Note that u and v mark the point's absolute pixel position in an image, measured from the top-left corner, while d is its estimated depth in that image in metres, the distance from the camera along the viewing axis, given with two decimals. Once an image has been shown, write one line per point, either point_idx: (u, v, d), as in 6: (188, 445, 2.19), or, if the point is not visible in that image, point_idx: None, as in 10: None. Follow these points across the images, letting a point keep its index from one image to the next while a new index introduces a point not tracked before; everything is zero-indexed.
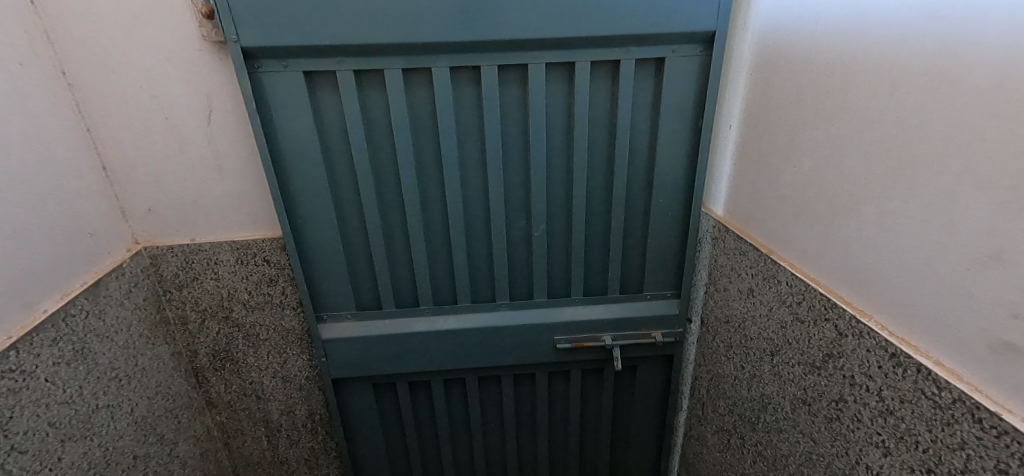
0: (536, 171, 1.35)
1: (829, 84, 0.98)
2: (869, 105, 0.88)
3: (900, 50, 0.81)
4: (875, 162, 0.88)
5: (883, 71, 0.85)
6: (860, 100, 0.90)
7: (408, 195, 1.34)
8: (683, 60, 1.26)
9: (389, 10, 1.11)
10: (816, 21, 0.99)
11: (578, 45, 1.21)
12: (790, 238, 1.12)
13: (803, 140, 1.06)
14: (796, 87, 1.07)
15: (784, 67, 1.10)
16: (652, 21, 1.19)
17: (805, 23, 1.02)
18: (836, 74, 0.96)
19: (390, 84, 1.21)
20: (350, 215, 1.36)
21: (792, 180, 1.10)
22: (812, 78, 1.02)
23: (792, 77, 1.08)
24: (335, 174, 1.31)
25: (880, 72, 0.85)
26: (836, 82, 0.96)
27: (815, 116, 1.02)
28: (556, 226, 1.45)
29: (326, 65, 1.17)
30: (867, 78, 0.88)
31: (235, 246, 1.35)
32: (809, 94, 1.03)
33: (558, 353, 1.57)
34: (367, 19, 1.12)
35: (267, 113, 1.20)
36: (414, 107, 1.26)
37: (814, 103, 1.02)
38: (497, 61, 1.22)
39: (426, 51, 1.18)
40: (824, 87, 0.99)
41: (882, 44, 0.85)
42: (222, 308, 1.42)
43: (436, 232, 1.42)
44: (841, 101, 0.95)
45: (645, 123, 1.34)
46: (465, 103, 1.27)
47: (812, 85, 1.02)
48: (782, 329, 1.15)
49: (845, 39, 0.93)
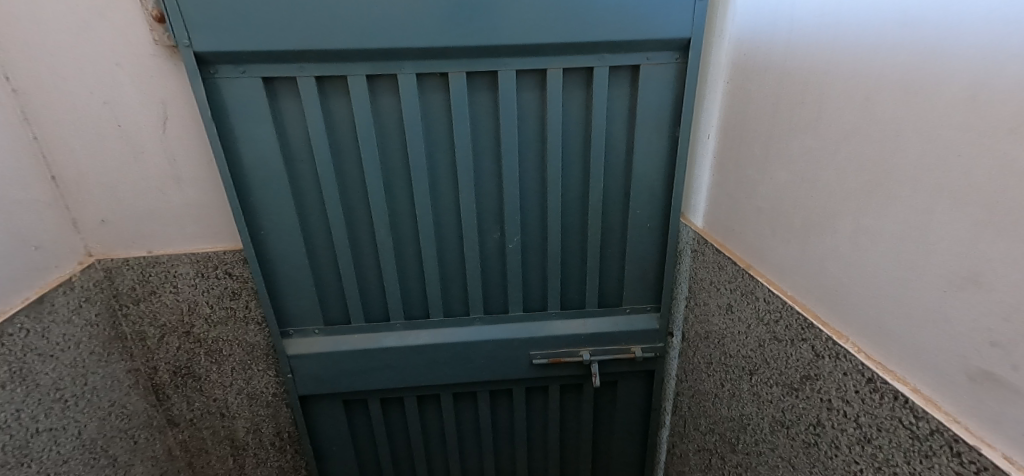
0: (508, 180, 1.31)
1: (805, 94, 0.94)
2: (845, 116, 0.84)
3: (874, 59, 0.77)
4: (851, 176, 0.83)
5: (857, 82, 0.81)
6: (836, 109, 0.86)
7: (376, 206, 1.29)
8: (659, 68, 1.22)
9: (350, 15, 1.07)
10: (791, 28, 0.95)
11: (550, 51, 1.17)
12: (768, 253, 1.08)
13: (779, 152, 1.02)
14: (773, 96, 1.03)
15: (760, 76, 1.06)
16: (626, 27, 1.15)
17: (781, 30, 0.98)
18: (812, 83, 0.91)
19: (354, 91, 1.16)
20: (315, 226, 1.31)
21: (769, 193, 1.06)
22: (788, 87, 0.98)
23: (768, 86, 1.04)
24: (299, 185, 1.26)
25: (856, 82, 0.81)
26: (811, 92, 0.92)
27: (792, 127, 0.98)
28: (531, 238, 1.41)
29: (286, 72, 1.12)
30: (842, 88, 0.84)
31: (194, 259, 1.29)
32: (785, 103, 0.99)
33: (535, 369, 1.52)
34: (327, 23, 1.07)
35: (225, 121, 1.15)
36: (380, 115, 1.22)
37: (790, 114, 0.98)
38: (465, 68, 1.18)
39: (390, 57, 1.14)
40: (800, 97, 0.95)
41: (856, 54, 0.81)
42: (183, 323, 1.36)
43: (406, 243, 1.37)
44: (816, 112, 0.91)
45: (621, 132, 1.30)
46: (433, 110, 1.23)
47: (788, 94, 0.98)
48: (760, 348, 1.10)
49: (820, 48, 0.88)
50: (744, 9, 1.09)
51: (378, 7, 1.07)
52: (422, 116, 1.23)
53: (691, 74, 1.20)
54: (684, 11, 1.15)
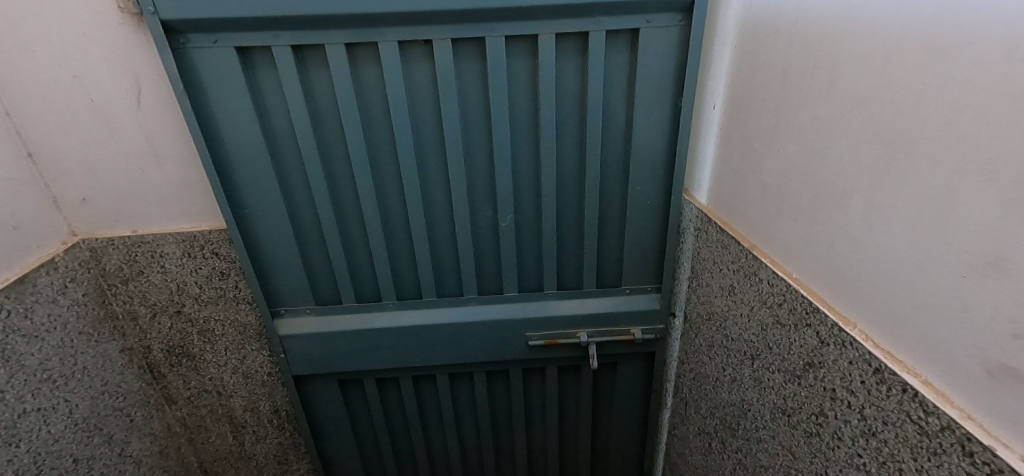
0: (499, 155, 1.24)
1: (817, 60, 0.85)
2: (861, 81, 0.76)
3: (893, 17, 0.69)
4: (864, 148, 0.76)
5: (874, 43, 0.73)
6: (850, 74, 0.78)
7: (362, 183, 1.25)
8: (659, 32, 1.13)
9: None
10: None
11: (540, 15, 1.09)
12: (773, 232, 1.00)
13: (787, 122, 0.94)
14: (781, 60, 0.94)
15: (769, 38, 0.97)
16: None
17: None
18: (825, 46, 0.83)
19: (333, 61, 1.10)
20: (301, 203, 1.28)
21: (775, 167, 0.98)
22: (798, 50, 0.89)
23: (778, 49, 0.95)
24: (282, 161, 1.22)
25: (874, 44, 0.73)
26: (824, 56, 0.83)
27: (801, 94, 0.89)
28: (526, 215, 1.35)
29: (261, 41, 1.07)
30: (858, 51, 0.76)
31: (180, 238, 1.27)
32: (795, 68, 0.91)
33: (531, 350, 1.48)
34: None
35: (201, 94, 1.11)
36: (363, 87, 1.16)
37: (799, 79, 0.89)
38: (450, 35, 1.11)
39: (370, 24, 1.07)
40: (811, 61, 0.86)
41: (873, 12, 0.72)
42: (173, 303, 1.34)
43: (396, 220, 1.33)
44: (829, 77, 0.82)
45: (620, 103, 1.22)
46: (419, 81, 1.17)
47: (798, 58, 0.89)
48: (763, 332, 1.04)
49: (835, 7, 0.80)
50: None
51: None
52: (407, 87, 1.16)
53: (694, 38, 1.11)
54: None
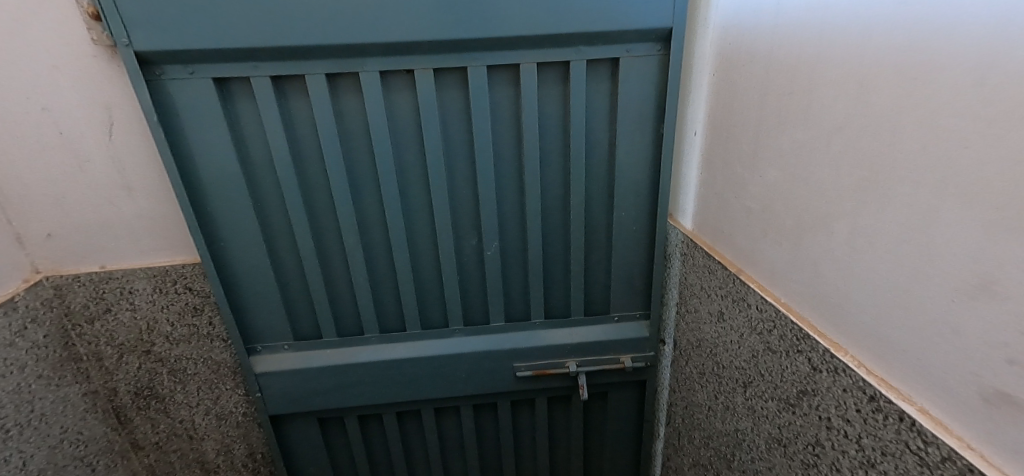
0: (483, 183, 1.23)
1: (794, 85, 0.86)
2: (838, 105, 0.76)
3: (867, 45, 0.70)
4: (845, 172, 0.76)
5: (849, 70, 0.73)
6: (827, 99, 0.78)
7: (343, 214, 1.22)
8: (639, 61, 1.14)
9: (304, 9, 1.00)
10: (776, 12, 0.88)
11: (521, 45, 1.10)
12: (758, 256, 1.00)
13: (767, 147, 0.95)
14: (759, 87, 0.95)
15: (746, 66, 0.99)
16: (602, 18, 1.08)
17: (766, 15, 0.91)
18: (800, 73, 0.84)
19: (313, 92, 1.09)
20: (280, 235, 1.24)
21: (758, 193, 0.99)
22: (775, 78, 0.90)
23: (755, 76, 0.96)
24: (261, 192, 1.19)
25: (849, 69, 0.73)
26: (800, 83, 0.84)
27: (780, 120, 0.90)
28: (511, 244, 1.33)
29: (239, 71, 1.05)
30: (833, 76, 0.77)
31: (151, 273, 1.22)
32: (772, 94, 0.92)
33: (519, 382, 1.44)
34: (279, 20, 1.00)
35: (175, 126, 1.09)
36: (344, 116, 1.15)
37: (777, 105, 0.90)
38: (431, 65, 1.11)
39: (351, 54, 1.07)
40: (788, 87, 0.87)
41: (847, 41, 0.73)
42: (142, 342, 1.27)
43: (378, 250, 1.30)
44: (807, 102, 0.83)
45: (602, 130, 1.22)
46: (401, 110, 1.16)
47: (774, 85, 0.91)
48: (753, 359, 1.02)
49: (809, 32, 0.80)
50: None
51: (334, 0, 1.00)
52: (388, 117, 1.16)
53: (674, 67, 1.13)
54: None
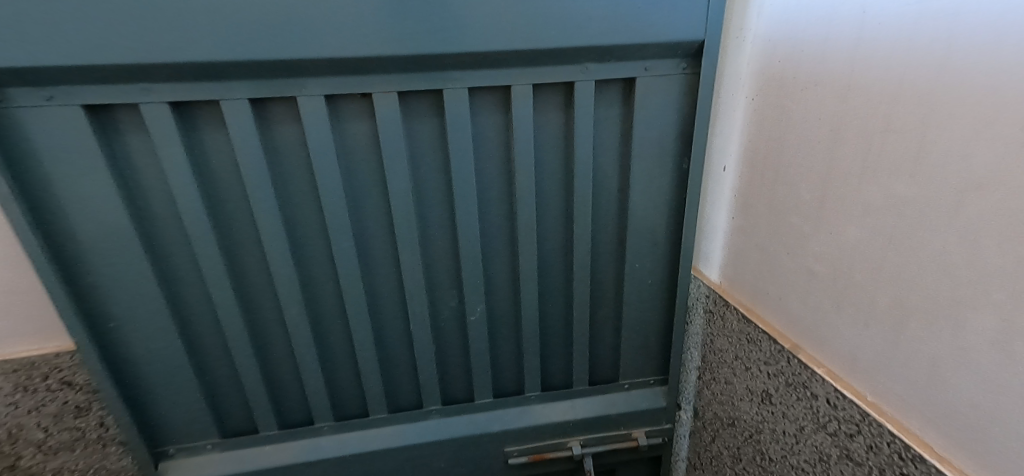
0: (465, 234, 0.97)
1: (892, 123, 0.64)
2: (979, 156, 0.54)
3: None
4: (991, 248, 0.54)
5: (999, 107, 0.52)
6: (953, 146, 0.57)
7: (282, 278, 0.94)
8: (660, 81, 0.91)
9: (215, 14, 0.73)
10: (861, 21, 0.66)
11: (512, 61, 0.86)
12: (825, 334, 0.78)
13: (838, 197, 0.73)
14: (830, 119, 0.73)
15: (809, 92, 0.77)
16: (615, 29, 0.85)
17: (847, 28, 0.69)
18: (903, 107, 0.62)
19: (231, 123, 0.82)
20: (198, 307, 0.95)
21: (823, 253, 0.77)
22: (859, 109, 0.68)
23: (824, 106, 0.74)
24: (167, 254, 0.90)
25: (1002, 106, 0.52)
26: (901, 118, 0.63)
27: (865, 165, 0.68)
28: (500, 304, 1.08)
29: (123, 97, 0.77)
30: (969, 115, 0.55)
31: (12, 367, 0.89)
32: (851, 130, 0.70)
33: (511, 469, 1.18)
34: (176, 28, 0.73)
35: (35, 171, 0.79)
36: (279, 153, 0.87)
37: (863, 146, 0.68)
38: (395, 87, 0.84)
39: (284, 73, 0.79)
40: (883, 123, 0.65)
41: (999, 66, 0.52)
42: (4, 456, 0.93)
43: (331, 320, 1.01)
44: (916, 146, 0.61)
45: (612, 166, 0.99)
46: (356, 146, 0.89)
47: (856, 119, 0.69)
48: (822, 465, 0.80)
49: (924, 54, 0.59)
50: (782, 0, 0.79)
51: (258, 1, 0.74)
52: (339, 153, 0.89)
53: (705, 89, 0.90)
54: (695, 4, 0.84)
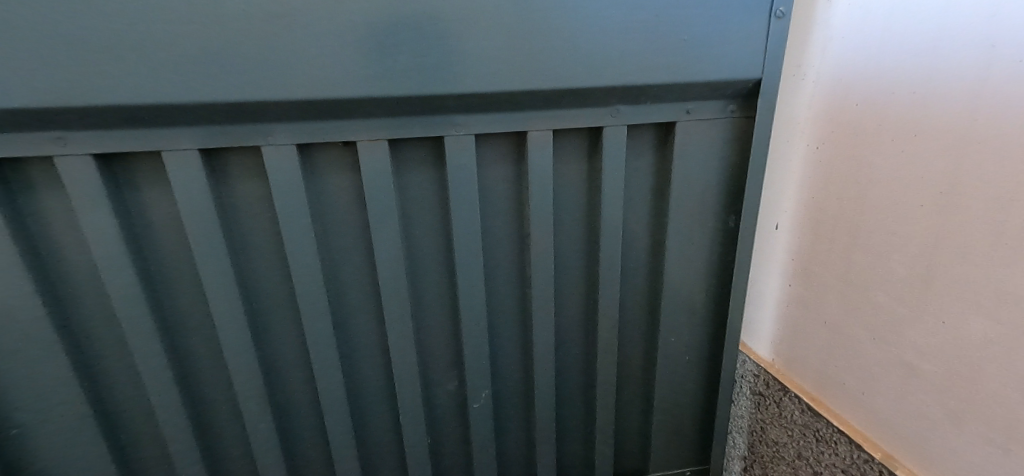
0: (468, 307, 0.79)
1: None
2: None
3: None
4: None
5: None
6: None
7: (238, 367, 0.75)
8: (703, 126, 0.76)
9: (153, 45, 0.57)
10: (985, 63, 0.53)
11: (529, 103, 0.70)
12: (938, 451, 0.62)
13: (953, 279, 0.58)
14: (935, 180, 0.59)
15: (902, 146, 0.62)
16: (654, 65, 0.70)
17: (966, 72, 0.55)
18: None
19: (176, 178, 0.65)
20: (132, 402, 0.75)
21: (930, 346, 0.61)
22: (987, 174, 0.54)
23: (925, 163, 0.59)
24: (94, 339, 0.71)
25: None
26: None
27: (998, 244, 0.54)
28: (508, 388, 0.89)
29: (32, 147, 0.60)
30: None
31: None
32: (971, 197, 0.56)
33: None
34: (103, 62, 0.57)
35: None
36: (237, 214, 0.70)
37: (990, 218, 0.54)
38: (385, 134, 0.68)
39: (246, 116, 0.63)
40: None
41: None
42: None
43: (301, 413, 0.82)
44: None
45: (642, 224, 0.83)
46: (335, 203, 0.72)
47: (980, 182, 0.55)
48: None
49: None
50: (856, 31, 0.66)
51: (211, 29, 0.58)
52: (313, 212, 0.71)
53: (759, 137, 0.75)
54: (748, 38, 0.70)
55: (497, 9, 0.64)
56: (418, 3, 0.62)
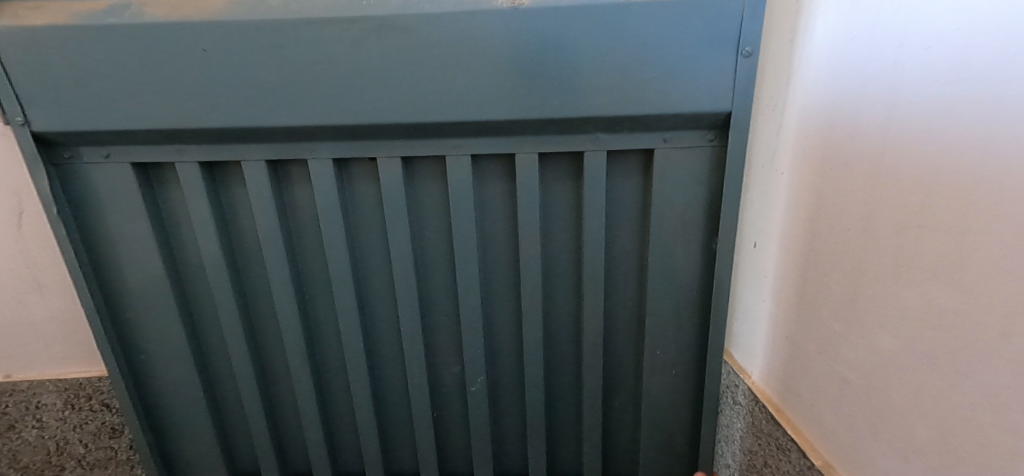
0: (466, 302, 0.93)
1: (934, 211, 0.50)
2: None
3: None
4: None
5: None
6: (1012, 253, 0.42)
7: (288, 328, 0.96)
8: (682, 153, 0.82)
9: (235, 87, 0.80)
10: (893, 86, 0.53)
11: (516, 131, 0.83)
12: (864, 462, 0.62)
13: (878, 297, 0.58)
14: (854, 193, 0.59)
15: (836, 160, 0.63)
16: (627, 100, 0.78)
17: (878, 93, 0.56)
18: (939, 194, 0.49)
19: (251, 181, 0.88)
20: (217, 346, 1.01)
21: (856, 359, 0.62)
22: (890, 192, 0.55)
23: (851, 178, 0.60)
24: (195, 296, 0.97)
25: None
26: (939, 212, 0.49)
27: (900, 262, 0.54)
28: (505, 378, 1.01)
29: (164, 156, 0.87)
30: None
31: (61, 386, 0.96)
32: (883, 213, 0.56)
33: None
34: (204, 99, 0.80)
35: (89, 217, 0.90)
36: (293, 210, 0.92)
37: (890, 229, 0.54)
38: (399, 153, 0.85)
39: (298, 137, 0.84)
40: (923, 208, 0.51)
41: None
42: (48, 467, 1.00)
43: (335, 374, 1.02)
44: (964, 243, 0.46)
45: (630, 241, 0.90)
46: (363, 206, 0.91)
47: (891, 201, 0.55)
48: None
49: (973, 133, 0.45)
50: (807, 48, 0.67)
51: (273, 76, 0.79)
52: (346, 210, 0.90)
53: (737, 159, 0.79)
54: (719, 74, 0.75)
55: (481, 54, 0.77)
56: (420, 53, 0.78)
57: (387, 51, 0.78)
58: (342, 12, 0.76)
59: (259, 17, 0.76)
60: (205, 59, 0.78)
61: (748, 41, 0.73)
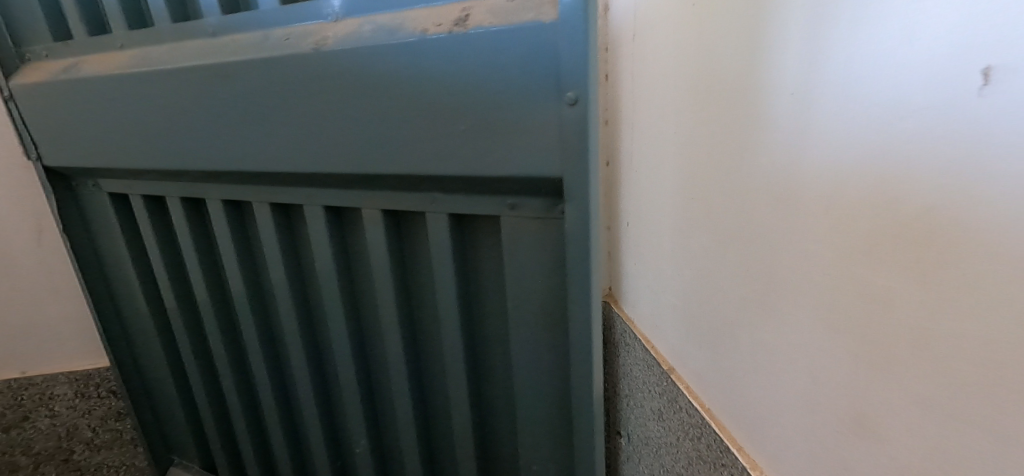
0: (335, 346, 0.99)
1: None
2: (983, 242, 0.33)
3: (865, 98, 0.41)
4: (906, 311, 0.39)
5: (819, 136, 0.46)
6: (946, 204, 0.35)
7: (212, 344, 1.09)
8: (526, 219, 0.76)
9: (136, 133, 0.92)
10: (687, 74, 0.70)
11: (348, 179, 0.82)
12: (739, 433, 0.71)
13: (720, 277, 0.68)
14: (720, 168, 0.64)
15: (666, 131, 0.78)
16: (436, 153, 0.73)
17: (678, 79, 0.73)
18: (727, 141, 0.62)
19: (172, 211, 1.01)
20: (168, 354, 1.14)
21: (726, 315, 0.67)
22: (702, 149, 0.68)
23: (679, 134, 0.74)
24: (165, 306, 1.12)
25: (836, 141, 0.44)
26: (742, 161, 0.59)
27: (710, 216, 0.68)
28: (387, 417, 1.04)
29: (117, 185, 1.02)
30: (761, 163, 0.55)
31: (72, 378, 1.14)
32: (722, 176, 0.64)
33: None
34: (118, 140, 0.94)
35: (88, 234, 1.09)
36: (208, 237, 1.04)
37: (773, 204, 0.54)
38: (265, 196, 0.92)
39: (192, 179, 0.95)
40: (757, 166, 0.56)
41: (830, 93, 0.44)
42: (61, 450, 1.18)
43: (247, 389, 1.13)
44: (873, 208, 0.41)
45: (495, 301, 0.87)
46: (254, 240, 1.00)
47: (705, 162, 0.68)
48: None
49: (899, 106, 0.38)
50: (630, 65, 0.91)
51: (159, 124, 0.89)
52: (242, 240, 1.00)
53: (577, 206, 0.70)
54: (541, 132, 0.66)
55: (297, 101, 0.78)
56: (250, 105, 0.82)
57: (225, 101, 0.83)
58: (195, 61, 0.83)
59: (143, 72, 0.87)
60: (114, 109, 0.91)
61: (569, 86, 0.62)
